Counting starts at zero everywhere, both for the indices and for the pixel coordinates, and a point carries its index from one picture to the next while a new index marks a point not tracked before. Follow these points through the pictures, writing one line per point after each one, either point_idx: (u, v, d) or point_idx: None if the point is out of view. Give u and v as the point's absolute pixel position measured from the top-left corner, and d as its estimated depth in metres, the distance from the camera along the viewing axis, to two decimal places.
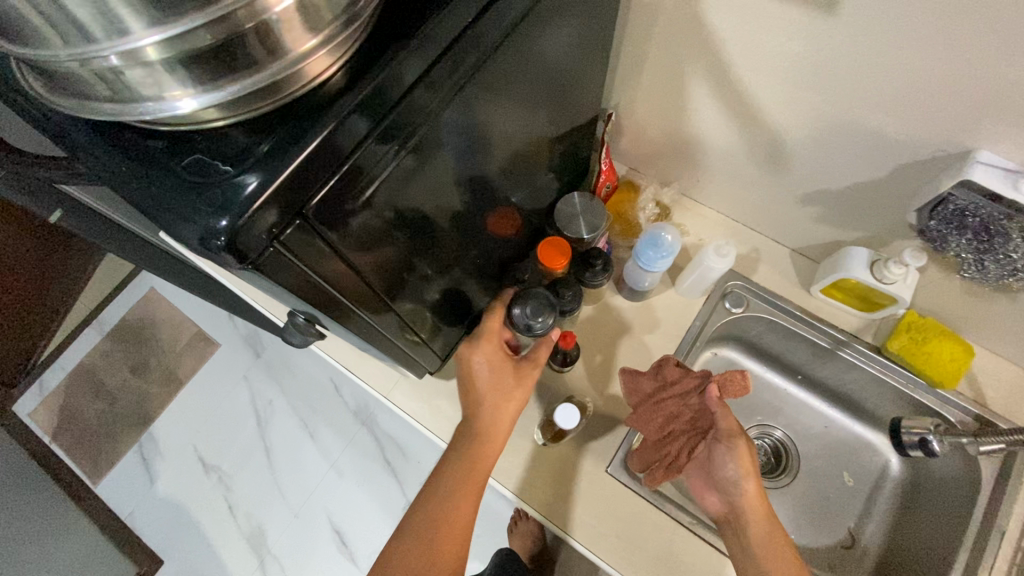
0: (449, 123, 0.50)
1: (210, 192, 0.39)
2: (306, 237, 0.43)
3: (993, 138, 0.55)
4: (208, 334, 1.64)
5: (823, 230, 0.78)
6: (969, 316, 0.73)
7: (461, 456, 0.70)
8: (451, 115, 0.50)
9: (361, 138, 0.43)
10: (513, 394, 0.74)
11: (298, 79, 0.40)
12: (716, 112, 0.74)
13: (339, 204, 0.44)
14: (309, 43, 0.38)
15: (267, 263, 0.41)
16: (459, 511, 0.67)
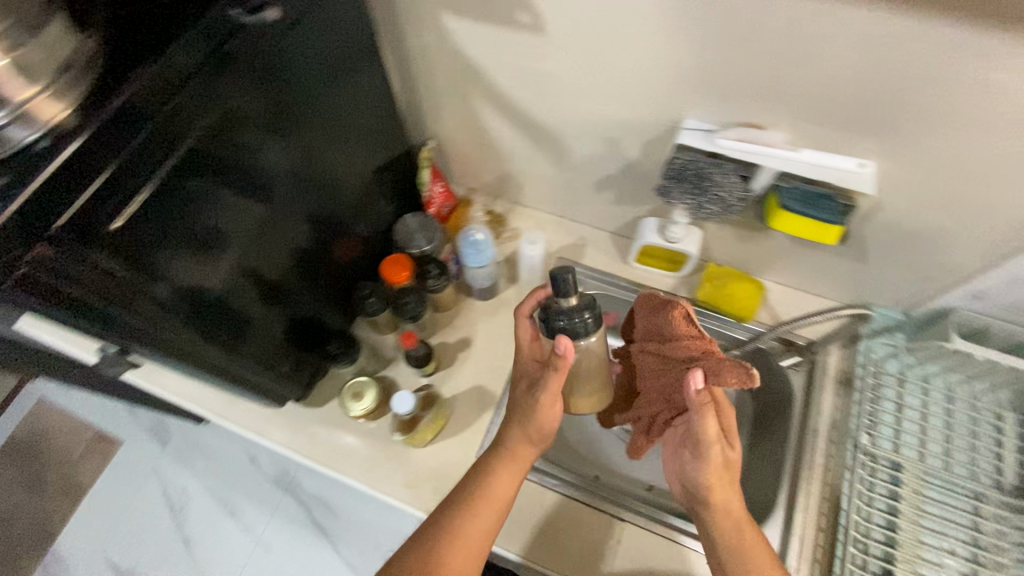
0: (222, 141, 0.54)
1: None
2: (66, 254, 0.44)
3: (696, 109, 0.65)
4: (106, 433, 1.56)
5: (623, 209, 0.88)
6: (752, 255, 0.85)
7: (482, 477, 0.66)
8: (222, 132, 0.54)
9: (116, 155, 0.46)
10: (542, 417, 0.66)
11: (31, 119, 0.44)
12: (503, 126, 0.82)
13: (99, 222, 0.45)
14: (26, 91, 0.43)
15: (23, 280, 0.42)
16: (472, 527, 0.63)
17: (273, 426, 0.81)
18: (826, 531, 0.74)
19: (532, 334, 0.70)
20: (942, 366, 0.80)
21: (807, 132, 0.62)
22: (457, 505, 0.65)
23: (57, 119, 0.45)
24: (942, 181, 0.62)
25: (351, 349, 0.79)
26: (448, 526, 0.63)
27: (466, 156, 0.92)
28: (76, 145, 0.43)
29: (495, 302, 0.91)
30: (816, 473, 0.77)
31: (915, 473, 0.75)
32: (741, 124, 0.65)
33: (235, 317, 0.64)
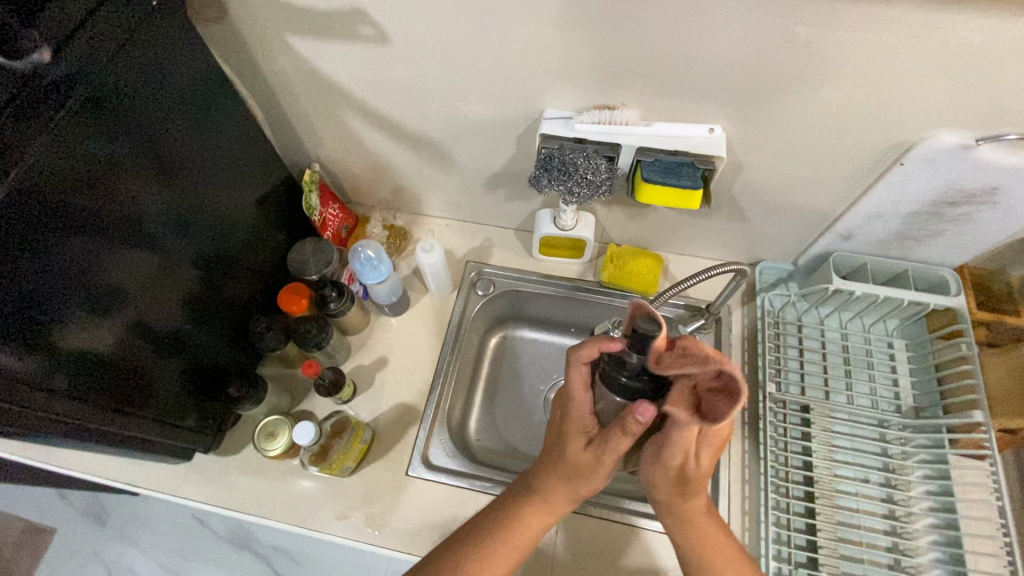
0: (64, 189, 0.51)
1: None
2: None
3: (553, 98, 0.67)
4: (36, 525, 1.45)
5: (518, 204, 0.89)
6: (647, 231, 0.87)
7: (523, 507, 0.63)
8: (64, 180, 0.50)
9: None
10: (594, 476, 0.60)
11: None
12: (382, 139, 0.82)
13: None
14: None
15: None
16: (504, 551, 0.62)
17: (189, 483, 0.78)
18: (751, 482, 0.76)
19: (586, 386, 0.58)
20: (833, 306, 0.85)
21: (657, 105, 0.65)
22: (492, 526, 0.63)
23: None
24: (787, 135, 0.65)
25: (254, 389, 0.76)
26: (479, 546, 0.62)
27: (357, 175, 0.91)
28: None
29: (409, 316, 0.91)
30: (736, 428, 0.80)
31: (823, 412, 0.78)
32: (596, 107, 0.67)
33: (112, 376, 0.60)
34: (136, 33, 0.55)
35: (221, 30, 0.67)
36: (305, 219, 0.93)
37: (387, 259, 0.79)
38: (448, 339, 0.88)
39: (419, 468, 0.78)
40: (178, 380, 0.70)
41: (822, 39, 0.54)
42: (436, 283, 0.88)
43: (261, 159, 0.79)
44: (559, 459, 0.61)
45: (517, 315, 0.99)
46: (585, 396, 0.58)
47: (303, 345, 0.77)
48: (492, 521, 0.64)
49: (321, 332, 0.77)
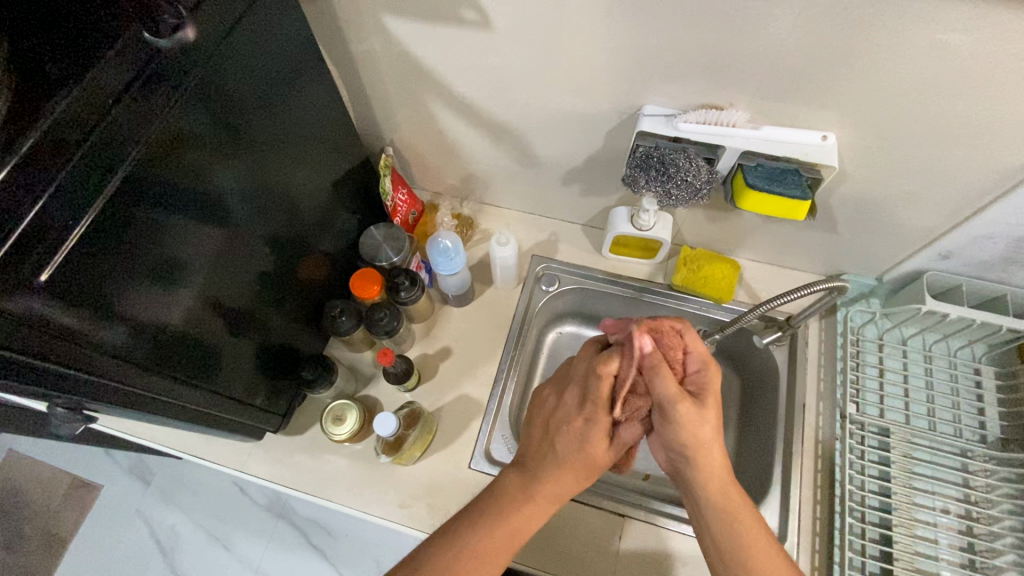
0: (171, 166, 0.50)
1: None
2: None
3: (652, 94, 0.64)
4: (83, 479, 1.49)
5: (592, 200, 0.87)
6: (725, 235, 0.84)
7: (504, 509, 0.60)
8: (172, 155, 0.50)
9: (44, 194, 0.41)
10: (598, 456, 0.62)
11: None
12: (461, 127, 0.79)
13: (30, 256, 0.40)
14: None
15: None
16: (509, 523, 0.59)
17: (254, 460, 0.78)
18: (822, 503, 0.74)
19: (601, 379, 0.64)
20: (918, 327, 0.81)
21: (767, 107, 0.62)
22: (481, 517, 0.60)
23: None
24: (904, 148, 0.61)
25: (327, 372, 0.77)
26: (463, 540, 0.58)
27: (427, 160, 0.89)
28: None
29: (472, 307, 0.89)
30: (808, 446, 0.77)
31: (903, 437, 0.76)
32: (702, 106, 0.64)
33: (195, 354, 0.59)
34: (246, 15, 0.54)
35: (315, 6, 0.65)
36: (372, 203, 0.92)
37: (463, 252, 0.78)
38: (512, 332, 0.86)
39: (481, 462, 0.77)
40: (253, 362, 0.69)
41: (975, 49, 0.49)
42: (503, 276, 0.86)
43: (341, 142, 0.78)
44: (565, 441, 0.62)
45: (579, 313, 0.96)
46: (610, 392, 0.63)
47: (374, 331, 0.77)
48: (472, 520, 0.60)
49: (392, 318, 0.77)
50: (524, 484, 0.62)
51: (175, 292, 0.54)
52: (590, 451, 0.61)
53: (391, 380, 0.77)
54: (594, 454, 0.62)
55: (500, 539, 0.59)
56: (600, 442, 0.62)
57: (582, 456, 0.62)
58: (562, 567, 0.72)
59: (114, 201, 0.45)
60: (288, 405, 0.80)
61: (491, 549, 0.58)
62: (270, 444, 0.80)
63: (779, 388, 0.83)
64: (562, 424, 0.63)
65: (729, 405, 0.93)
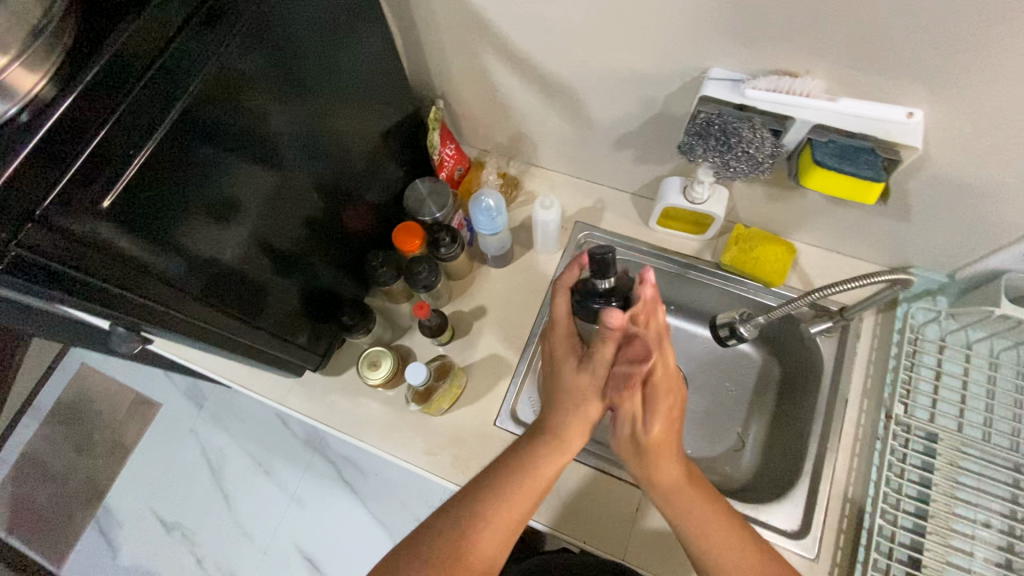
0: (226, 106, 0.51)
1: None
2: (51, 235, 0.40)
3: (719, 56, 0.60)
4: (146, 397, 1.62)
5: (644, 168, 0.83)
6: (784, 215, 0.80)
7: (473, 522, 0.57)
8: (227, 95, 0.51)
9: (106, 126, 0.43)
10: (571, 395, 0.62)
11: (7, 92, 0.40)
12: (516, 83, 0.77)
13: (88, 186, 0.42)
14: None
15: (15, 269, 0.39)
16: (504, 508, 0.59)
17: (293, 395, 0.83)
18: (853, 501, 0.72)
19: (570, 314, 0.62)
20: (988, 331, 0.75)
21: (848, 78, 0.56)
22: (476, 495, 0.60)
23: (36, 90, 0.41)
24: (1003, 133, 0.55)
25: (366, 320, 0.79)
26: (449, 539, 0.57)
27: (477, 115, 0.88)
28: (58, 117, 0.40)
29: (511, 269, 0.89)
30: (845, 443, 0.74)
31: (952, 444, 0.71)
32: (774, 72, 0.59)
33: (243, 290, 0.62)
34: None
35: None
36: (420, 156, 0.91)
37: (505, 211, 0.77)
38: (549, 298, 0.85)
39: (506, 421, 0.78)
40: (298, 304, 0.73)
41: None
42: (544, 241, 0.85)
43: (390, 94, 0.77)
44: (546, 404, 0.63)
45: None
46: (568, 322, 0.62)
47: (413, 285, 0.78)
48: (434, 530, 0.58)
49: (431, 273, 0.77)
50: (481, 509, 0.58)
51: (227, 231, 0.56)
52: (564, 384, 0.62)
53: (426, 333, 0.79)
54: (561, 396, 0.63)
55: (475, 544, 0.57)
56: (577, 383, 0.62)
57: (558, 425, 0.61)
58: (575, 529, 0.74)
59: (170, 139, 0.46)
60: (329, 345, 0.83)
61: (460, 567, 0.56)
62: (309, 383, 0.83)
63: (822, 380, 0.79)
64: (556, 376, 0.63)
65: (766, 393, 0.90)
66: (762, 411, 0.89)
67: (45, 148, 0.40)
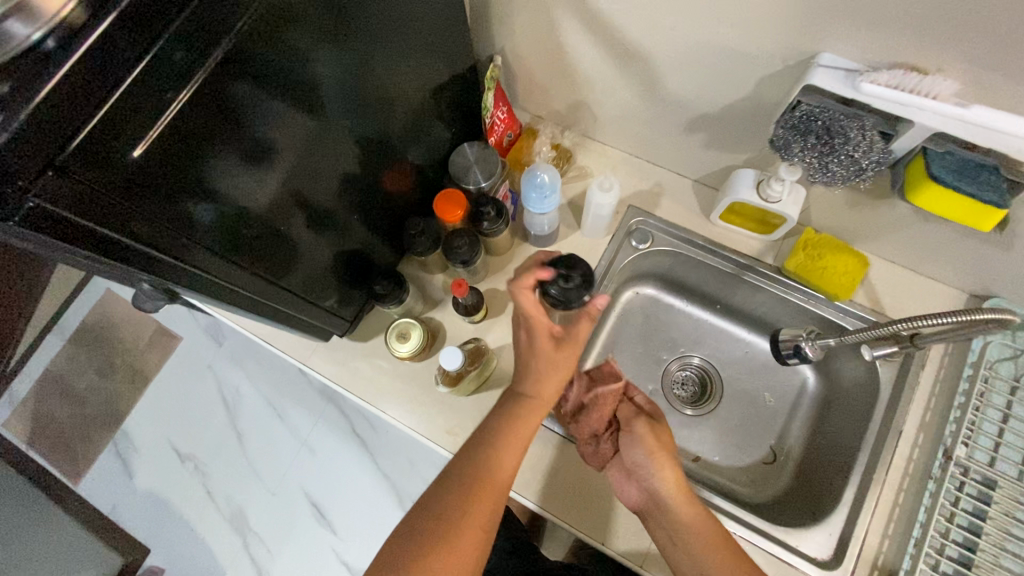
0: (270, 49, 0.45)
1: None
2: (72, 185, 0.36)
3: (834, 39, 0.52)
4: (166, 329, 1.63)
5: (713, 155, 0.75)
6: (864, 225, 0.72)
7: (490, 448, 0.62)
8: (272, 38, 0.45)
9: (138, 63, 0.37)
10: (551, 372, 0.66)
11: (33, 14, 0.35)
12: (589, 46, 0.69)
13: (114, 134, 0.37)
14: None
15: (37, 223, 0.36)
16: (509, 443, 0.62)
17: (317, 356, 0.80)
18: (893, 539, 0.68)
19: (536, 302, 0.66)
20: None
21: (986, 81, 0.48)
22: (482, 434, 0.63)
23: (65, 16, 0.36)
24: None
25: (399, 290, 0.75)
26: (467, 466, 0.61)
27: (537, 78, 0.80)
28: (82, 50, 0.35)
29: (554, 250, 0.83)
30: (893, 476, 0.70)
31: (1012, 494, 0.64)
32: (898, 66, 0.51)
33: (274, 253, 0.58)
34: None
35: None
36: (469, 117, 0.85)
37: (559, 190, 0.70)
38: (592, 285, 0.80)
39: None
40: (330, 267, 0.69)
41: None
42: (594, 224, 0.79)
43: (443, 44, 0.69)
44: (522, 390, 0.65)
45: (664, 276, 0.89)
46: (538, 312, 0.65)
47: (451, 258, 0.73)
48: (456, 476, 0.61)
49: (470, 248, 0.72)
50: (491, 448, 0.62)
51: (262, 189, 0.52)
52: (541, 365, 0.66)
53: (460, 310, 0.75)
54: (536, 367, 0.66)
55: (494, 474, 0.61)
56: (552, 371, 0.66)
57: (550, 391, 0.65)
58: (594, 529, 0.70)
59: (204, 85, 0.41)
60: (358, 311, 0.79)
61: (484, 489, 0.60)
62: (334, 345, 0.81)
63: (876, 407, 0.74)
64: (527, 365, 0.66)
65: (807, 408, 0.85)
66: (801, 426, 0.84)
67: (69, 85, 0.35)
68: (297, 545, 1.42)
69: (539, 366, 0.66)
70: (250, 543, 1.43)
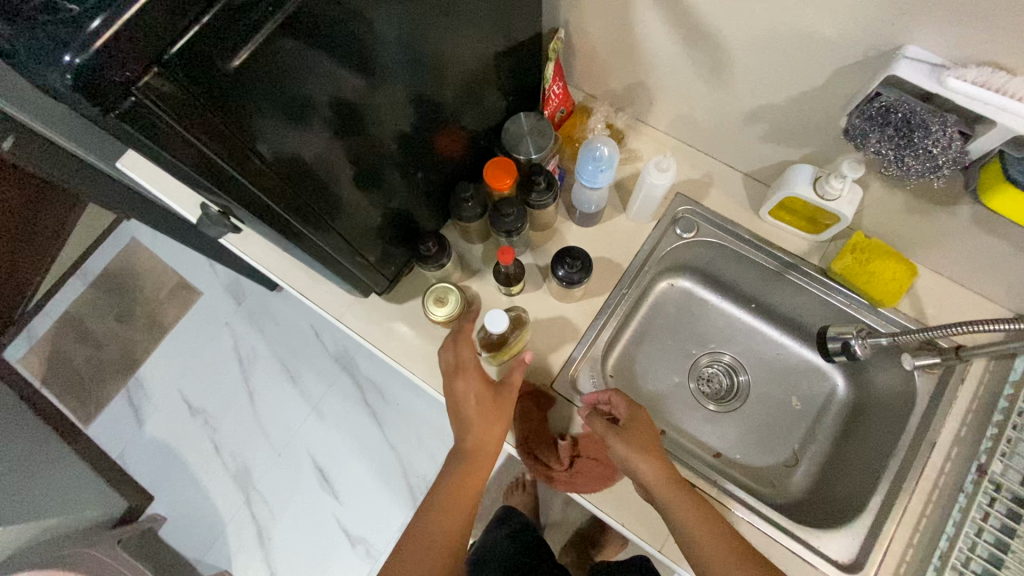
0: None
1: (55, 33, 0.34)
2: (172, 91, 0.37)
3: (924, 32, 0.51)
4: (188, 282, 1.64)
5: (770, 148, 0.74)
6: (918, 232, 0.71)
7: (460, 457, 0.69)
8: None
9: None
10: (489, 427, 0.68)
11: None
12: (660, 25, 0.68)
13: (213, 46, 0.37)
14: None
15: (127, 118, 0.36)
16: (473, 462, 0.69)
17: (351, 313, 0.80)
18: (916, 548, 0.67)
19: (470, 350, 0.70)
20: None
21: None
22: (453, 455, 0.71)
23: None
24: None
25: (442, 253, 0.74)
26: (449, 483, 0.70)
27: (598, 55, 0.79)
28: None
29: (597, 230, 0.83)
30: (922, 487, 0.69)
31: None
32: (986, 63, 0.50)
33: (333, 196, 0.58)
34: None
35: None
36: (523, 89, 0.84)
37: (615, 166, 0.70)
38: (632, 268, 0.80)
39: (564, 388, 0.75)
40: (380, 219, 0.69)
41: None
42: (642, 207, 0.79)
43: (516, 11, 0.68)
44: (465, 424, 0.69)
45: (702, 269, 0.89)
46: (467, 359, 0.69)
47: (496, 226, 0.73)
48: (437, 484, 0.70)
49: (517, 218, 0.72)
50: (459, 464, 0.69)
51: (333, 129, 0.52)
52: (487, 432, 0.68)
53: (500, 281, 0.75)
54: (482, 411, 0.68)
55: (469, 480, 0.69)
56: (492, 431, 0.68)
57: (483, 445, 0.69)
58: (603, 499, 0.70)
59: (298, 14, 0.40)
60: (398, 270, 0.79)
61: (467, 485, 0.69)
62: (369, 304, 0.81)
63: (910, 417, 0.73)
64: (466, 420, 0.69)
65: (833, 418, 0.84)
66: (827, 433, 0.84)
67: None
68: (299, 507, 1.43)
69: (483, 424, 0.68)
70: (253, 501, 1.44)
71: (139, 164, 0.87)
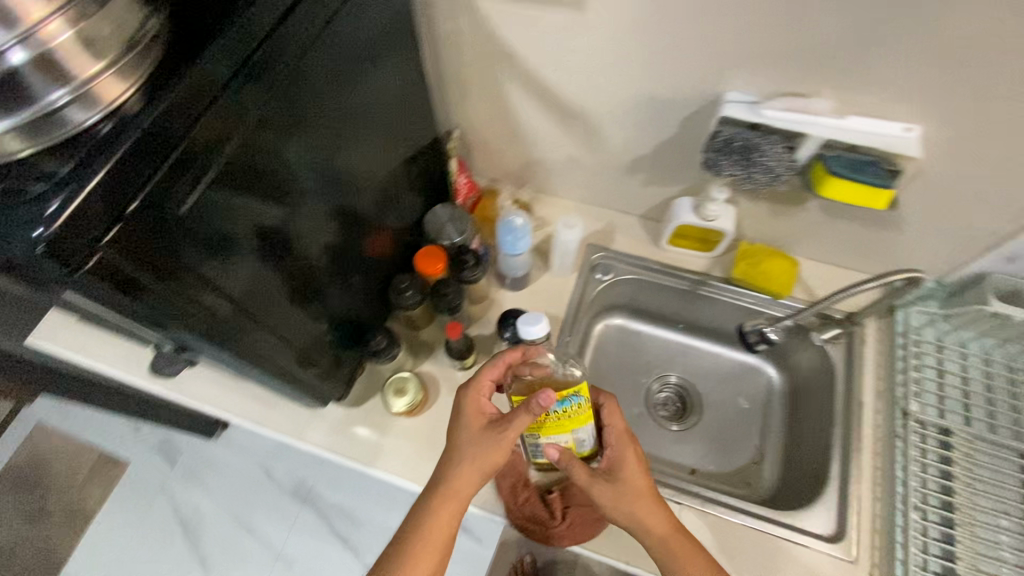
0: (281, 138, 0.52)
1: (20, 210, 0.38)
2: (130, 246, 0.41)
3: (734, 81, 0.66)
4: (109, 456, 1.48)
5: (653, 190, 0.87)
6: (787, 231, 0.85)
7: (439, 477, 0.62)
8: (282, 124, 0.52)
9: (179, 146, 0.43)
10: (484, 454, 0.61)
11: (90, 101, 0.41)
12: (536, 110, 0.80)
13: (162, 202, 0.42)
14: (92, 69, 0.40)
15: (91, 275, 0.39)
16: (451, 491, 0.60)
17: (309, 428, 0.78)
18: (882, 501, 0.73)
19: (490, 379, 0.65)
20: (978, 331, 0.80)
21: (851, 100, 0.63)
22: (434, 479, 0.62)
23: (115, 100, 0.42)
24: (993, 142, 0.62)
25: (392, 346, 0.77)
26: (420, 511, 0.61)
27: (491, 144, 0.91)
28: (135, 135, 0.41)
29: (528, 292, 0.89)
30: (867, 443, 0.77)
31: (966, 440, 0.74)
32: (786, 94, 0.65)
33: (281, 318, 0.61)
34: None
35: None
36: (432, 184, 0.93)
37: (530, 233, 0.78)
38: (568, 317, 0.86)
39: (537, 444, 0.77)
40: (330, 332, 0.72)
41: None
42: (562, 261, 0.87)
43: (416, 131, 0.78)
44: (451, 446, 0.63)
45: (629, 305, 0.98)
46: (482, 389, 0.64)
47: (439, 306, 0.78)
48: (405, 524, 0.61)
49: (457, 296, 0.78)
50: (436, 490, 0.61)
51: (274, 257, 0.56)
52: (474, 454, 0.61)
53: (455, 356, 0.80)
54: (472, 440, 0.62)
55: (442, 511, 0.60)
56: (484, 458, 0.60)
57: (467, 469, 0.61)
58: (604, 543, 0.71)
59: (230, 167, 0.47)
60: (354, 373, 0.81)
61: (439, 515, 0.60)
62: (325, 414, 0.80)
63: (836, 386, 0.82)
64: (455, 445, 0.63)
65: (778, 407, 0.92)
66: (778, 422, 0.91)
67: (129, 159, 0.40)
68: None
69: (473, 450, 0.61)
70: None
71: (59, 334, 0.83)
